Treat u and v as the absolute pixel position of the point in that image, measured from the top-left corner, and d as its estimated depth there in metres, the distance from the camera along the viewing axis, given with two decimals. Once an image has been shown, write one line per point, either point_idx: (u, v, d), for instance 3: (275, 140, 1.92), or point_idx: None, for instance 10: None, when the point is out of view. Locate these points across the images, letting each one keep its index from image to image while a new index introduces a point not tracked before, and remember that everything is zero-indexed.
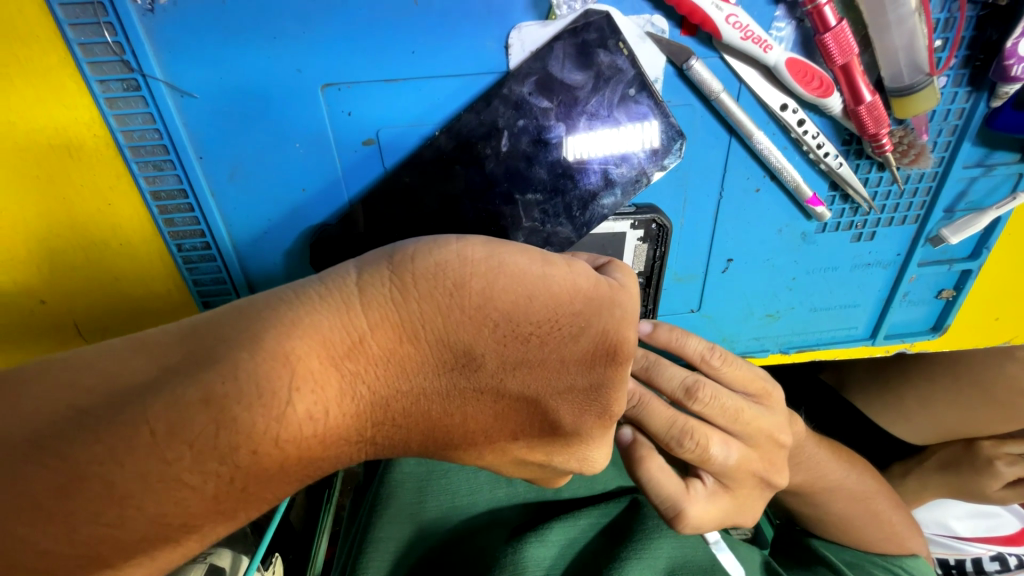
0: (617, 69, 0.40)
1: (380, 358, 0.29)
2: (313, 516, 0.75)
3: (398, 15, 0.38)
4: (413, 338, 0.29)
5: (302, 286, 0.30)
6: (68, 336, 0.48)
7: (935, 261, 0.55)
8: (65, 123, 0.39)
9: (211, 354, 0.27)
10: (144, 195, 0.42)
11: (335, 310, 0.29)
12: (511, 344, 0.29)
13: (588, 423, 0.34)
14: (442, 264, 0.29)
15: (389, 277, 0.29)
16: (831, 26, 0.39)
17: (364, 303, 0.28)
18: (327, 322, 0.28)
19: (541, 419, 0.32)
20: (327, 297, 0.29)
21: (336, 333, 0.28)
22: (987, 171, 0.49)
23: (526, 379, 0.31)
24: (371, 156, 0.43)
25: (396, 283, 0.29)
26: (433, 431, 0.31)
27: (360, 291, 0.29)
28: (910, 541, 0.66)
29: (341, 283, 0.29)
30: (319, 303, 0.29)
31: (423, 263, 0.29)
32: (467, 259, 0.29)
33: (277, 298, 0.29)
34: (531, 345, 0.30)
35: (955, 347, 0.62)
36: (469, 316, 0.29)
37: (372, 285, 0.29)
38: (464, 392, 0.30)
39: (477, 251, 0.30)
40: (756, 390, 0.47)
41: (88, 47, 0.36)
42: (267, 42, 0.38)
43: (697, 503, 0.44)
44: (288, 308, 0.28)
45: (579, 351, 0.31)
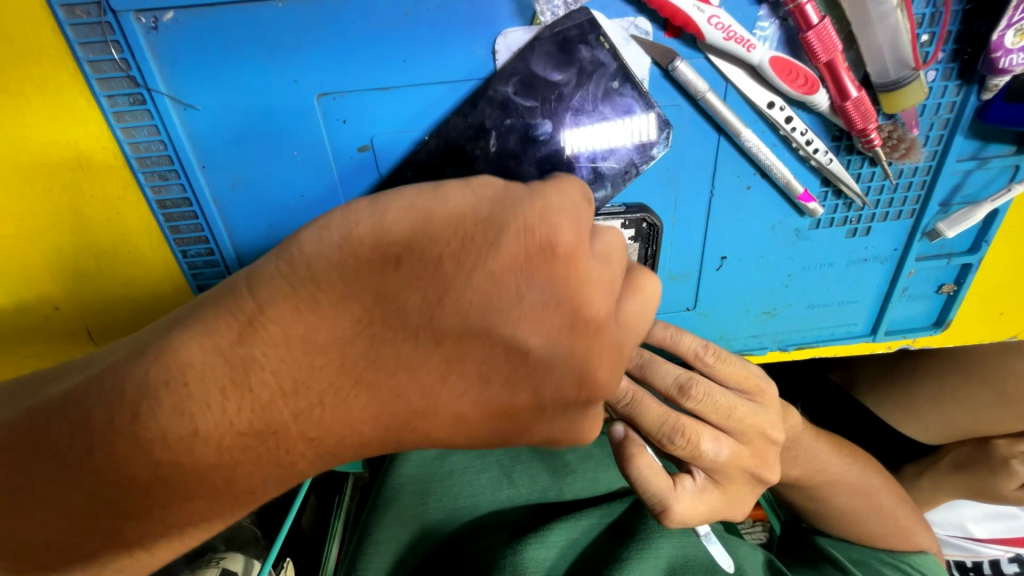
0: (599, 63, 0.41)
1: (278, 342, 0.26)
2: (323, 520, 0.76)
3: (388, 28, 0.40)
4: (305, 305, 0.26)
5: (198, 302, 0.28)
6: (80, 341, 0.50)
7: (934, 255, 0.55)
8: (76, 138, 0.41)
9: (177, 354, 0.26)
10: (151, 204, 0.44)
11: (224, 313, 0.26)
12: (425, 275, 0.26)
13: (568, 341, 0.28)
14: (325, 224, 0.26)
15: (276, 266, 0.26)
16: (814, 24, 0.39)
17: (252, 299, 0.26)
18: (215, 327, 0.26)
19: (520, 415, 0.29)
20: (218, 304, 0.27)
21: (226, 335, 0.26)
22: (983, 164, 0.49)
23: (462, 307, 0.27)
24: (366, 162, 0.45)
25: (282, 270, 0.26)
26: (399, 431, 0.28)
27: (249, 288, 0.26)
28: (918, 539, 0.65)
29: (232, 289, 0.27)
30: (209, 312, 0.27)
31: (307, 240, 0.26)
32: (353, 222, 0.27)
33: (177, 321, 0.28)
34: (458, 282, 0.27)
35: (959, 343, 0.61)
36: (372, 269, 0.26)
37: (258, 279, 0.26)
38: (394, 347, 0.27)
39: (363, 213, 0.27)
40: (750, 387, 0.47)
41: (96, 64, 0.39)
42: (265, 56, 0.40)
43: (684, 500, 0.44)
44: (184, 326, 0.27)
45: (508, 257, 0.27)
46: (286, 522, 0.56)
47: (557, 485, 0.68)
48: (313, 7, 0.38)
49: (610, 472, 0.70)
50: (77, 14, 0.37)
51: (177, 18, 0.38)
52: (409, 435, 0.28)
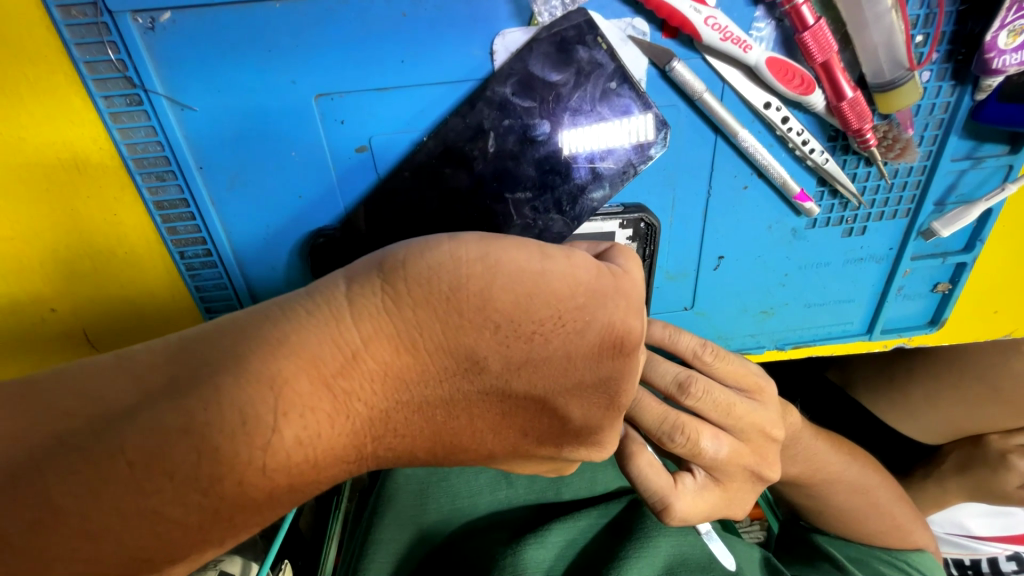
0: (596, 64, 0.41)
1: (375, 373, 0.30)
2: (322, 522, 0.76)
3: (385, 27, 0.40)
4: (411, 348, 0.30)
5: (288, 300, 0.30)
6: (76, 343, 0.50)
7: (929, 254, 0.55)
8: (72, 140, 0.41)
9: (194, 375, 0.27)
10: (148, 205, 0.44)
11: (325, 325, 0.29)
12: (514, 342, 0.30)
13: (599, 416, 0.35)
14: (436, 267, 0.29)
15: (381, 286, 0.29)
16: (809, 25, 0.40)
17: (356, 316, 0.29)
18: (317, 339, 0.29)
19: (550, 416, 0.34)
20: (315, 312, 0.29)
21: (327, 350, 0.29)
22: (977, 164, 0.49)
23: (532, 377, 0.32)
24: (365, 163, 0.45)
25: (387, 292, 0.29)
26: (425, 433, 0.32)
27: (351, 304, 0.29)
28: (916, 537, 0.65)
29: (330, 296, 0.30)
30: (308, 320, 0.29)
31: (415, 268, 0.29)
32: (460, 259, 0.29)
33: (263, 315, 0.29)
34: (533, 343, 0.31)
35: (954, 341, 0.62)
36: (469, 320, 0.29)
37: (362, 296, 0.29)
38: (467, 395, 0.32)
39: (471, 249, 0.30)
40: (749, 385, 0.47)
41: (93, 64, 0.38)
42: (263, 56, 0.40)
43: (685, 497, 0.45)
44: (275, 326, 0.29)
45: (551, 315, 0.30)
46: (283, 524, 0.55)
47: (555, 485, 0.68)
48: (310, 8, 0.38)
49: (608, 472, 0.70)
50: (73, 14, 0.37)
51: (174, 18, 0.38)
52: (424, 426, 0.32)
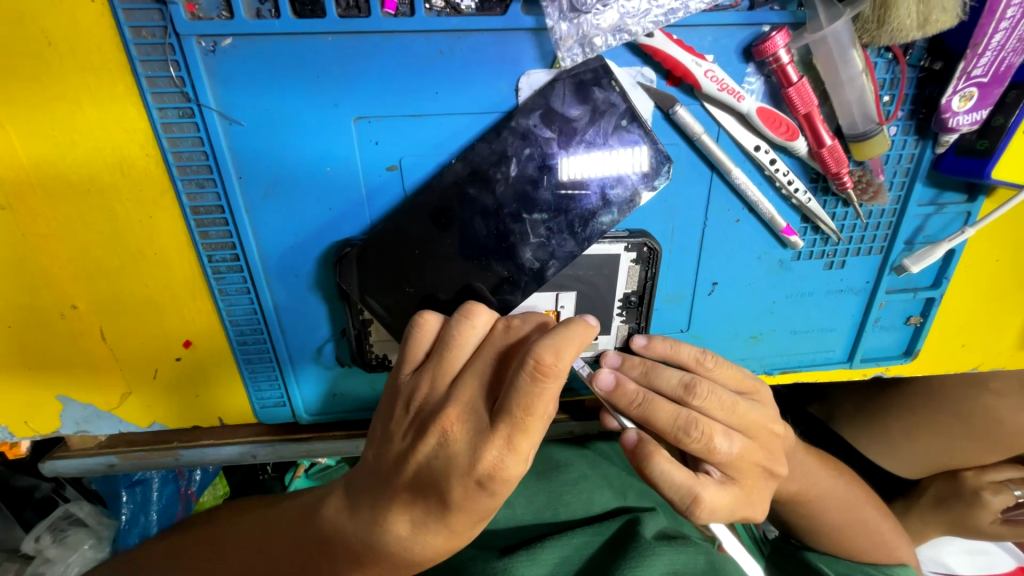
0: (610, 104, 0.45)
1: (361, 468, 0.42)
2: None
3: (424, 65, 0.44)
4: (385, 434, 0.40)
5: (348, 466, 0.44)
6: (92, 342, 0.52)
7: (902, 289, 0.60)
8: (122, 145, 0.44)
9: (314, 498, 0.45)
10: (184, 208, 0.47)
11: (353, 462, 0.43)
12: (406, 398, 0.40)
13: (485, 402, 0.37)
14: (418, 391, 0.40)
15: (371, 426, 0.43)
16: (794, 81, 0.45)
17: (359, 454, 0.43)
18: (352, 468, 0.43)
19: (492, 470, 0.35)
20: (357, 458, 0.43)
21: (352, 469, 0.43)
22: (940, 209, 0.55)
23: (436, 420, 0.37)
24: (393, 181, 0.48)
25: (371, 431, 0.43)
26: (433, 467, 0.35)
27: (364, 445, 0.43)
28: (900, 551, 0.69)
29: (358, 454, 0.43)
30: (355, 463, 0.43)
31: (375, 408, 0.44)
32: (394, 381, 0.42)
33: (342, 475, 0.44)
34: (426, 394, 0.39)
35: (927, 371, 0.67)
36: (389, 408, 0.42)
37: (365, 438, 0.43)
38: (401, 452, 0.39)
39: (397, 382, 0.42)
40: (746, 388, 0.51)
41: (153, 79, 0.42)
42: (310, 80, 0.44)
43: (709, 488, 0.45)
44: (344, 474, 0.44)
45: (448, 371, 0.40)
46: None
47: (552, 506, 0.70)
48: (360, 45, 0.43)
49: (603, 492, 0.72)
50: (143, 34, 0.40)
51: (234, 44, 0.42)
52: None
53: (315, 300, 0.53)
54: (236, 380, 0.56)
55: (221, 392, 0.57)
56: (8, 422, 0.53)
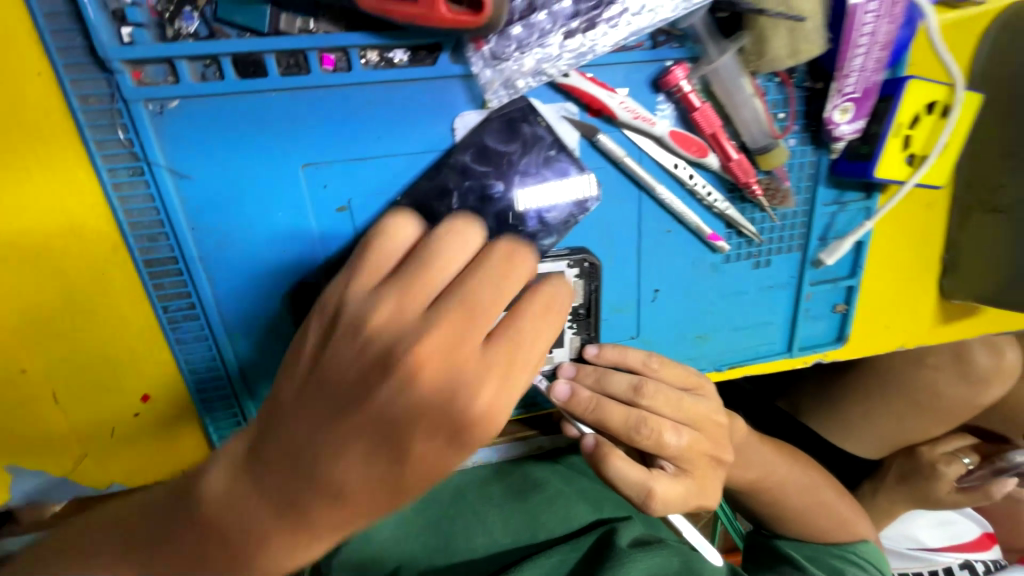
0: (538, 137, 0.50)
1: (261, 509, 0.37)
2: None
3: (365, 112, 0.48)
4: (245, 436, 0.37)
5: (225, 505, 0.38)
6: (44, 406, 0.51)
7: (823, 281, 0.66)
8: (71, 208, 0.45)
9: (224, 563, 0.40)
10: (137, 262, 0.48)
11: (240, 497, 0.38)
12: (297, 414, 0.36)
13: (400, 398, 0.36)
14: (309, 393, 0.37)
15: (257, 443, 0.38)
16: (697, 107, 0.52)
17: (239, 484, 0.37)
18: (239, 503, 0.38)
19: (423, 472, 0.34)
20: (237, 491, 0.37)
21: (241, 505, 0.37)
22: (843, 207, 0.62)
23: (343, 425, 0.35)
24: (343, 220, 0.51)
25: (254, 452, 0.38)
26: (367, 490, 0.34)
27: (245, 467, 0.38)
28: (858, 527, 0.73)
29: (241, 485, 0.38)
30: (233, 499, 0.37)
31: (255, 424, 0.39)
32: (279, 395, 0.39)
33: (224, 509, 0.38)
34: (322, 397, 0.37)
35: (860, 354, 0.73)
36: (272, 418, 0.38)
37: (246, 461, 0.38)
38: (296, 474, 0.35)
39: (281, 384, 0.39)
40: (691, 383, 0.55)
41: (102, 142, 0.44)
42: (257, 133, 0.46)
43: (662, 481, 0.48)
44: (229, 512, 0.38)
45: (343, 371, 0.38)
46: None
47: (530, 527, 0.71)
48: (303, 98, 0.46)
49: (579, 507, 0.74)
50: (90, 102, 0.43)
51: (181, 105, 0.44)
52: None
53: (276, 341, 0.54)
54: (197, 429, 0.56)
55: (182, 444, 0.56)
56: None
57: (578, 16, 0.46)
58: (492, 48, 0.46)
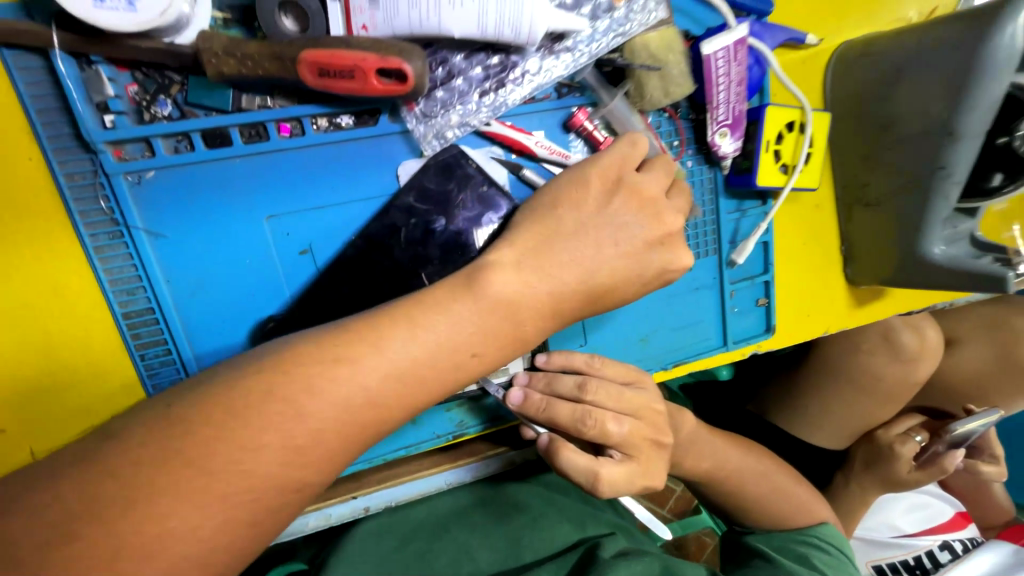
0: (470, 176, 0.58)
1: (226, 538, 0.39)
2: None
3: (319, 168, 0.56)
4: (169, 441, 0.35)
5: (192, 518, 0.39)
6: (19, 464, 0.53)
7: (742, 279, 0.75)
8: (55, 271, 0.51)
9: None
10: (116, 315, 0.53)
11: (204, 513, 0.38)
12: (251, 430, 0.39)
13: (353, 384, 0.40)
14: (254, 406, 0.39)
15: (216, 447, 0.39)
16: (601, 142, 0.62)
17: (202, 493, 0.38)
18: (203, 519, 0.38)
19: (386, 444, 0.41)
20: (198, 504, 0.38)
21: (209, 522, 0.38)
22: (744, 213, 0.72)
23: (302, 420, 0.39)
24: (306, 262, 0.58)
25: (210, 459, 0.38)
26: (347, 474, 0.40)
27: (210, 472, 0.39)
28: (816, 509, 0.78)
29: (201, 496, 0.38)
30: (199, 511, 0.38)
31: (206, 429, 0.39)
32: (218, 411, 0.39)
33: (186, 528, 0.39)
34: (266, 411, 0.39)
35: (789, 342, 0.81)
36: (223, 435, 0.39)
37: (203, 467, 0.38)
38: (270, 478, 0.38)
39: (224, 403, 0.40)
40: (632, 377, 0.61)
41: (85, 212, 0.50)
42: (225, 192, 0.54)
43: (607, 466, 0.54)
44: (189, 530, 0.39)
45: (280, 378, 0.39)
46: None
47: (515, 550, 0.73)
48: (264, 161, 0.54)
49: (563, 528, 0.77)
50: (75, 179, 0.49)
51: (156, 175, 0.51)
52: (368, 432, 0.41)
53: None
54: None
55: None
56: None
57: (489, 78, 0.56)
58: (422, 108, 0.56)
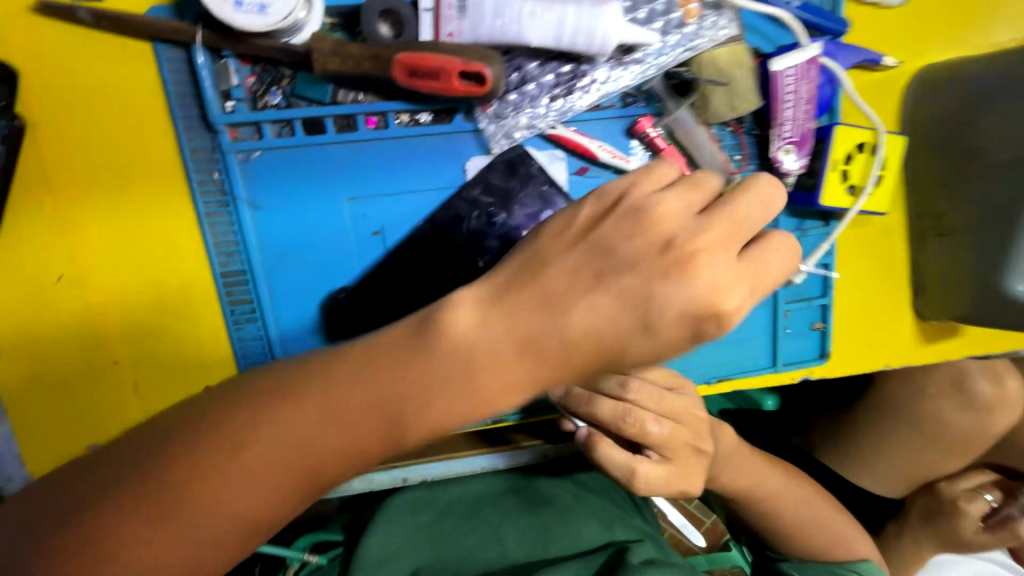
0: (532, 175, 0.62)
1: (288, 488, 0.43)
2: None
3: (397, 159, 0.62)
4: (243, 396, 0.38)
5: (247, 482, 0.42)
6: (126, 393, 0.62)
7: (797, 300, 0.74)
8: (173, 231, 0.59)
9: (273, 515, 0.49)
10: (215, 274, 0.60)
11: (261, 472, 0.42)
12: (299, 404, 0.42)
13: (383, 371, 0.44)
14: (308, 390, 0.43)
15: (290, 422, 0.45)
16: (663, 148, 0.63)
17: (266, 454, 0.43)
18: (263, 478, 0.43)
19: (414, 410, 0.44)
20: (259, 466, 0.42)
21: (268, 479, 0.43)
22: (805, 233, 0.71)
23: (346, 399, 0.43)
24: (377, 243, 0.63)
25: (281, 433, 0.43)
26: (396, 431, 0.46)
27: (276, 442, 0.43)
28: (856, 546, 0.77)
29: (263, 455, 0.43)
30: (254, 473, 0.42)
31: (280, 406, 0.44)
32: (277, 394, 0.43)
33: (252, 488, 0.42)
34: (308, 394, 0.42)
35: (844, 370, 0.78)
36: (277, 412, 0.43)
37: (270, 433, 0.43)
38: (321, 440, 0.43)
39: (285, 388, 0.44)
40: (673, 382, 0.62)
41: (202, 182, 0.58)
42: (315, 174, 0.60)
43: (644, 464, 0.56)
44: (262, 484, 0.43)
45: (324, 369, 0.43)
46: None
47: (543, 540, 0.75)
48: (351, 149, 0.60)
49: (591, 526, 0.77)
50: (198, 154, 0.58)
51: (262, 155, 0.59)
52: None
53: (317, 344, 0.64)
54: None
55: None
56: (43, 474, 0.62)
57: (559, 85, 0.60)
58: (495, 109, 0.60)
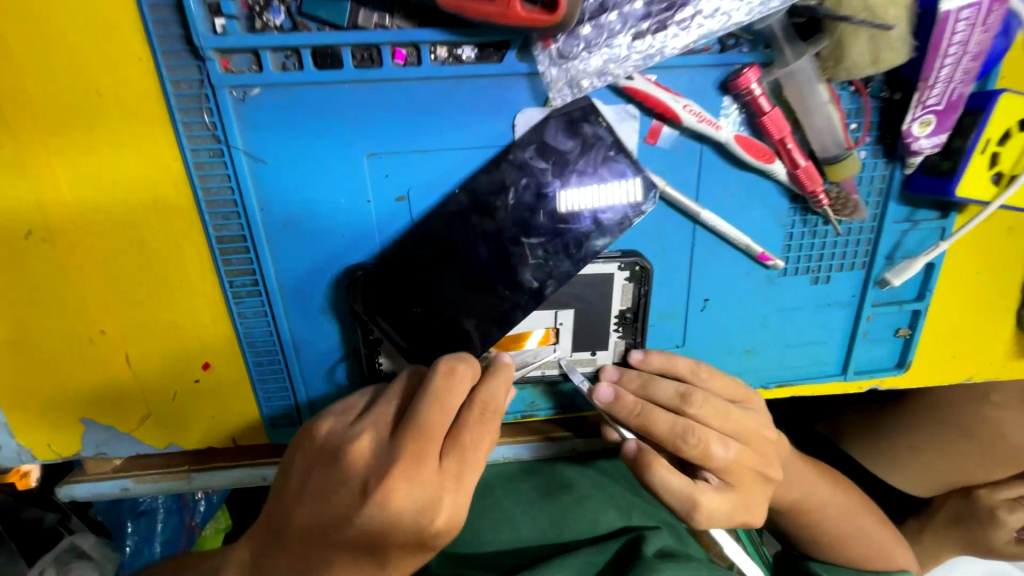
0: (598, 137, 0.50)
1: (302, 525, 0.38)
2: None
3: (430, 106, 0.49)
4: None
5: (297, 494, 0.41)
6: (115, 366, 0.54)
7: (888, 302, 0.63)
8: (157, 182, 0.49)
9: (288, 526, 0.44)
10: (209, 237, 0.51)
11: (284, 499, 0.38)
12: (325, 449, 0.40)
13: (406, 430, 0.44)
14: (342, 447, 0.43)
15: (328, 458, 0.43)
16: (766, 111, 0.50)
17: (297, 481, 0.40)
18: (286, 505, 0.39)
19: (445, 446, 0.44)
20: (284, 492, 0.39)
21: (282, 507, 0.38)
22: (915, 225, 0.58)
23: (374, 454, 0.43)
24: (401, 211, 0.53)
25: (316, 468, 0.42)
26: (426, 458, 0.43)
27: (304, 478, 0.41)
28: (899, 558, 0.71)
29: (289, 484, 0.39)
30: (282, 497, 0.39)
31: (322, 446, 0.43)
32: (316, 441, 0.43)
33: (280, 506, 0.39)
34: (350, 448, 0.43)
35: (921, 383, 0.68)
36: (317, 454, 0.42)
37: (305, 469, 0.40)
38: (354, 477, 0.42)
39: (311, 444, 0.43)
40: (740, 396, 0.53)
41: (189, 124, 0.47)
42: (327, 121, 0.48)
43: (706, 493, 0.48)
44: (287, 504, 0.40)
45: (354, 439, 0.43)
46: None
47: (557, 526, 0.70)
48: (373, 91, 0.48)
49: (609, 514, 0.72)
50: (182, 87, 0.46)
51: (262, 93, 0.47)
52: None
53: (329, 323, 0.56)
54: (248, 398, 0.58)
55: (233, 416, 0.59)
56: (32, 444, 0.56)
57: (649, 17, 0.46)
58: (559, 47, 0.46)
